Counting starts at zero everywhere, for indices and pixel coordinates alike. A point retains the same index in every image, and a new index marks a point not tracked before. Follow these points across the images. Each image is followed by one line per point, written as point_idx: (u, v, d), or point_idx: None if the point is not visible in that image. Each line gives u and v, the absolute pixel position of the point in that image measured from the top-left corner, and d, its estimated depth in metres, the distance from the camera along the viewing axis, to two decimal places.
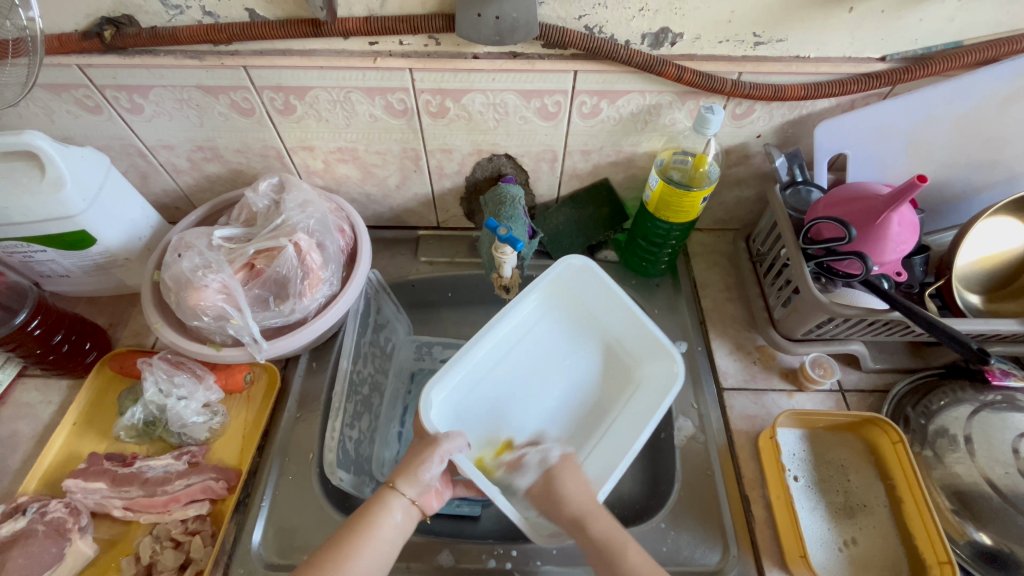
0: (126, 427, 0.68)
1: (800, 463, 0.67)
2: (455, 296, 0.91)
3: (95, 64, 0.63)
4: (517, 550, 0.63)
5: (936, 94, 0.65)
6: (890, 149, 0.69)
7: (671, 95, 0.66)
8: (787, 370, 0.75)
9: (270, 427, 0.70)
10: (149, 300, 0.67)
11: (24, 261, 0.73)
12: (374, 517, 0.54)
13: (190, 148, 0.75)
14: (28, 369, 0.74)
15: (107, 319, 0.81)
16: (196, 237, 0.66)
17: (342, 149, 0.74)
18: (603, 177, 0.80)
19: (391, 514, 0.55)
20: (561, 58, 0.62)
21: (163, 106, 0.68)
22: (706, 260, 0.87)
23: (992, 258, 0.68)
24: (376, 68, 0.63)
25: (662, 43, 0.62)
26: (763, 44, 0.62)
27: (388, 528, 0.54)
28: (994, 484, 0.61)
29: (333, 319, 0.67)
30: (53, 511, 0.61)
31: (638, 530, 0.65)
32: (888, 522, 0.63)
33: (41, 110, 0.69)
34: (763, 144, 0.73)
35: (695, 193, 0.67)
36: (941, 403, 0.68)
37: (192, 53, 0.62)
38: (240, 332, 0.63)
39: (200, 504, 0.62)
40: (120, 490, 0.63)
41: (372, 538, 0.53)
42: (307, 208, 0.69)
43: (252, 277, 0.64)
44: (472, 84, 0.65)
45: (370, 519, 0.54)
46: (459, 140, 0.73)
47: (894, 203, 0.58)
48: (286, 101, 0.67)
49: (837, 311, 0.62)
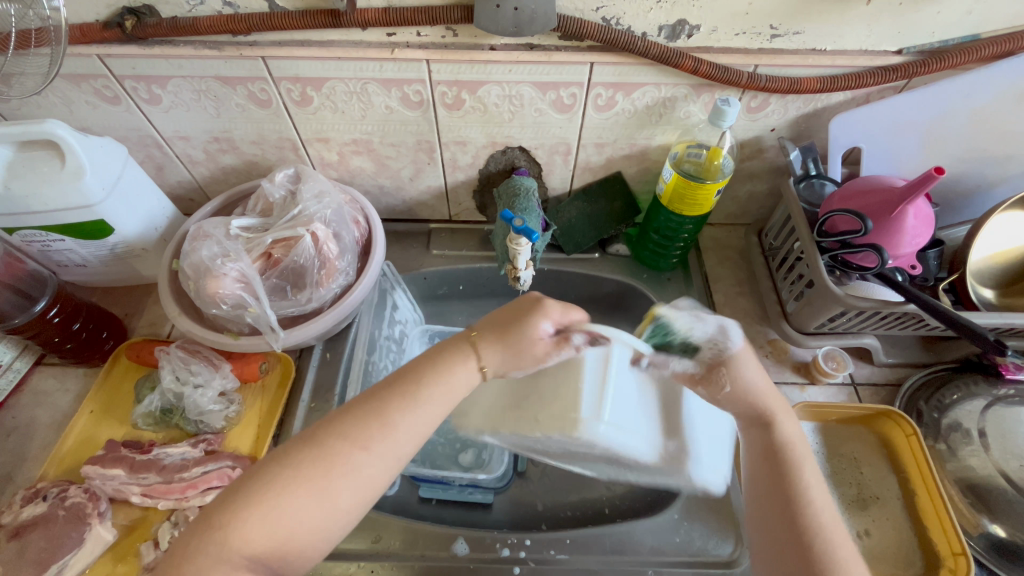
0: (143, 415, 0.69)
1: (814, 455, 0.68)
2: (466, 289, 0.91)
3: (114, 55, 0.63)
4: (531, 539, 0.64)
5: (953, 87, 0.64)
6: (906, 143, 0.70)
7: (686, 88, 0.66)
8: (799, 364, 0.75)
9: (286, 416, 0.71)
10: (166, 289, 0.68)
11: (42, 250, 0.73)
12: (397, 424, 0.48)
13: (206, 140, 0.75)
14: (46, 357, 0.75)
15: (122, 309, 0.81)
16: (213, 227, 0.66)
17: (356, 141, 0.75)
18: (616, 170, 0.80)
19: (397, 439, 0.48)
20: (578, 49, 0.63)
21: (182, 97, 0.69)
22: (718, 254, 0.88)
23: (1007, 253, 0.68)
24: (393, 59, 0.63)
25: (678, 35, 0.62)
26: (779, 36, 0.62)
27: (401, 443, 0.48)
28: (1009, 477, 0.61)
29: (349, 308, 0.68)
30: (73, 496, 0.61)
31: (650, 521, 0.65)
32: (901, 514, 0.63)
33: (60, 100, 0.69)
34: (777, 138, 0.73)
35: (710, 185, 0.67)
36: (954, 397, 0.68)
37: (211, 44, 0.63)
38: (258, 321, 0.64)
39: (217, 491, 0.63)
40: (138, 476, 0.64)
41: (389, 437, 0.48)
42: (323, 199, 0.69)
43: (269, 266, 0.65)
44: (488, 76, 0.65)
45: (383, 415, 0.48)
46: (473, 132, 0.73)
47: (910, 196, 0.58)
48: (303, 92, 0.68)
49: (851, 303, 0.62)
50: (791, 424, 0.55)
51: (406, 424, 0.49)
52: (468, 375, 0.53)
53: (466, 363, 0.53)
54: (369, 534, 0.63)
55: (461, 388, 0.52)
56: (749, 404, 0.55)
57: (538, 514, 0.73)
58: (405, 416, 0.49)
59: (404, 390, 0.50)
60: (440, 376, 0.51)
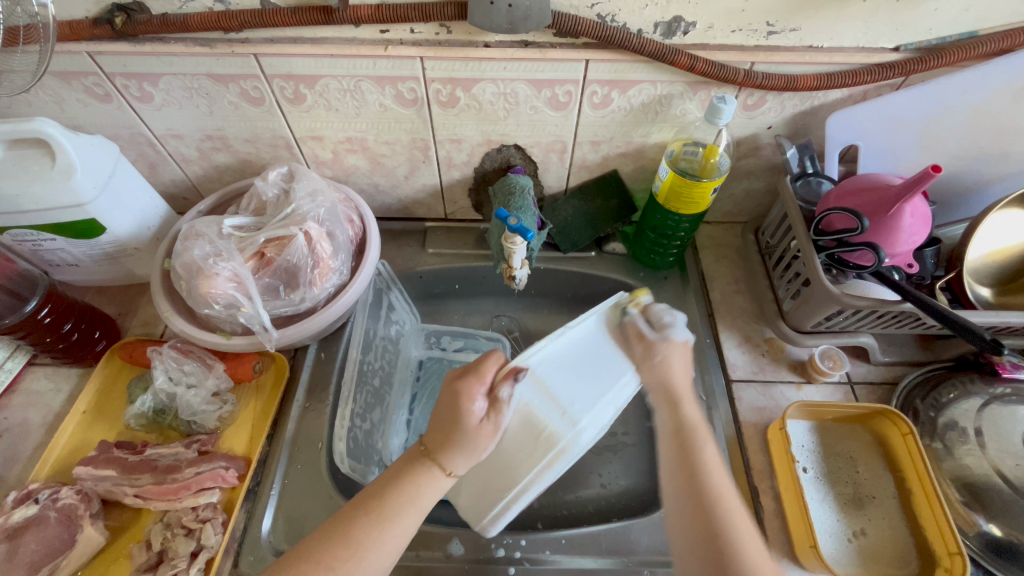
0: (136, 415, 0.68)
1: (809, 454, 0.67)
2: (462, 288, 0.90)
3: (105, 52, 0.63)
4: (526, 539, 0.63)
5: (950, 84, 0.64)
6: (903, 141, 0.69)
7: (682, 86, 0.66)
8: (796, 363, 0.75)
9: (280, 417, 0.70)
10: (158, 288, 0.67)
11: (33, 249, 0.73)
12: (363, 550, 0.47)
13: (199, 138, 0.75)
14: (38, 358, 0.74)
15: (116, 309, 0.81)
16: (206, 226, 0.65)
17: (351, 139, 0.74)
18: (613, 168, 0.80)
19: (366, 563, 0.47)
20: (573, 46, 0.62)
21: (173, 95, 0.68)
22: (715, 252, 0.87)
23: (1004, 251, 0.67)
24: (387, 57, 0.63)
25: (674, 32, 0.61)
26: (776, 33, 0.61)
27: (366, 571, 0.47)
28: (1005, 475, 0.61)
29: (342, 308, 0.68)
30: (65, 497, 0.61)
31: (647, 520, 0.64)
32: (896, 513, 0.63)
33: (51, 98, 0.69)
34: (774, 136, 0.73)
35: (706, 184, 0.67)
36: (950, 396, 0.68)
37: (202, 41, 0.62)
38: (251, 321, 0.63)
39: (210, 492, 0.62)
40: (130, 477, 0.63)
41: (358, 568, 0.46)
42: (316, 197, 0.69)
43: (262, 266, 0.64)
44: (483, 73, 0.65)
45: (349, 535, 0.48)
46: (468, 130, 0.73)
47: (906, 194, 0.58)
48: (296, 89, 0.67)
49: (848, 302, 0.62)
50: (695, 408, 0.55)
51: (378, 547, 0.48)
52: (433, 487, 0.52)
53: (431, 475, 0.52)
54: None
55: (431, 503, 0.52)
56: (659, 378, 0.56)
57: (534, 514, 0.73)
58: (373, 543, 0.48)
59: (367, 511, 0.49)
60: (404, 496, 0.51)
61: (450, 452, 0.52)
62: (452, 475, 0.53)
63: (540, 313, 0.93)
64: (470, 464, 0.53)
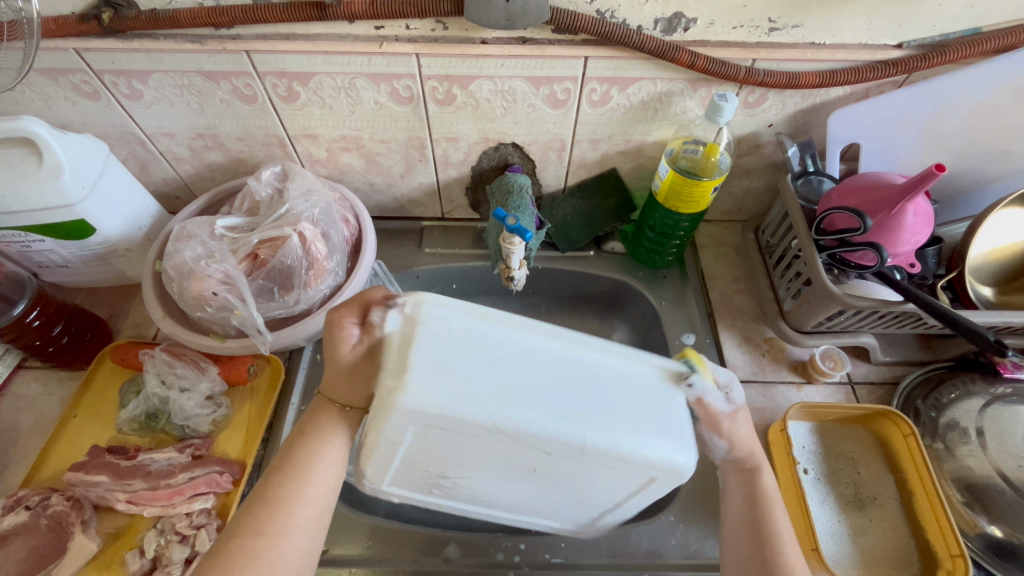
0: (128, 420, 0.67)
1: (811, 456, 0.67)
2: (460, 288, 0.89)
3: (93, 48, 0.61)
4: (525, 543, 0.63)
5: (953, 82, 0.63)
6: (905, 139, 0.68)
7: (683, 83, 0.65)
8: (796, 363, 0.74)
9: (275, 420, 0.69)
10: (151, 290, 0.66)
11: (21, 250, 0.71)
12: (293, 499, 0.48)
13: (190, 136, 0.73)
14: (28, 361, 0.73)
15: (107, 310, 0.79)
16: (198, 226, 0.64)
17: (346, 138, 0.73)
18: (612, 166, 0.79)
19: (304, 506, 0.48)
20: (571, 43, 0.61)
21: (163, 92, 0.67)
22: (715, 251, 0.86)
23: (1005, 250, 0.67)
24: (381, 53, 0.62)
25: (674, 29, 0.60)
26: (778, 29, 0.60)
27: (309, 512, 0.48)
28: (1007, 476, 0.61)
29: (338, 309, 0.67)
30: (55, 504, 0.60)
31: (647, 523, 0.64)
32: (897, 515, 0.62)
33: (38, 95, 0.67)
34: (775, 133, 0.72)
35: (707, 183, 0.66)
36: (951, 396, 0.67)
37: (192, 37, 0.60)
38: (244, 323, 0.62)
39: (205, 497, 0.61)
40: (122, 482, 0.62)
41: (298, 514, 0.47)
42: (310, 197, 0.67)
43: (256, 267, 0.63)
44: (480, 70, 0.63)
45: (278, 491, 0.48)
46: (465, 128, 0.71)
47: (909, 194, 0.57)
48: (289, 87, 0.66)
49: (849, 303, 0.61)
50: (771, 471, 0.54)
51: (307, 492, 0.49)
52: (339, 426, 0.52)
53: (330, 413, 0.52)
54: (361, 539, 0.63)
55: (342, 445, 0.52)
56: (743, 449, 0.54)
57: None
58: (301, 488, 0.48)
59: (291, 466, 0.49)
60: (318, 439, 0.51)
61: (341, 381, 0.51)
62: (348, 406, 0.52)
63: (538, 313, 0.92)
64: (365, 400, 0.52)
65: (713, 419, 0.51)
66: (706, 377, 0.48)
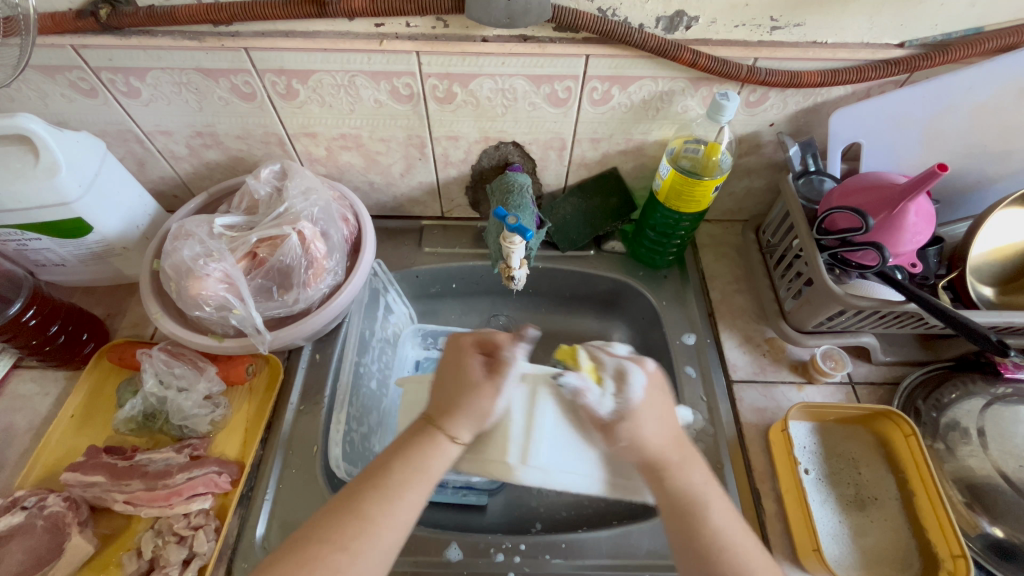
0: (125, 420, 0.67)
1: (812, 456, 0.67)
2: (459, 287, 0.89)
3: (89, 45, 0.61)
4: (526, 543, 0.62)
5: (954, 81, 0.63)
6: (906, 139, 0.68)
7: (684, 82, 0.65)
8: (797, 363, 0.74)
9: (274, 420, 0.69)
10: (148, 289, 0.65)
11: (18, 249, 0.71)
12: (375, 524, 0.46)
13: (188, 134, 0.73)
14: (24, 360, 0.73)
15: (104, 309, 0.79)
16: (196, 225, 0.64)
17: (345, 136, 0.73)
18: (612, 165, 0.79)
19: (383, 529, 0.46)
20: (573, 41, 0.60)
21: (161, 90, 0.66)
22: (715, 251, 0.86)
23: (1006, 250, 0.67)
24: (382, 51, 0.61)
25: (676, 28, 0.60)
26: (779, 28, 0.60)
27: (383, 539, 0.45)
28: (1007, 477, 0.61)
29: (337, 309, 0.66)
30: (52, 505, 0.59)
31: (647, 523, 0.63)
32: (898, 516, 0.62)
33: (34, 92, 0.67)
34: (776, 133, 0.72)
35: (708, 181, 0.66)
36: (952, 396, 0.67)
37: (190, 34, 0.60)
38: (243, 323, 0.62)
39: (203, 498, 0.60)
40: (119, 483, 0.61)
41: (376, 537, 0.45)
42: (310, 195, 0.67)
43: (254, 267, 0.63)
44: (480, 69, 0.63)
45: (362, 509, 0.46)
46: (465, 127, 0.71)
47: (911, 193, 0.57)
48: (288, 85, 0.65)
49: (851, 302, 0.61)
50: (691, 467, 0.51)
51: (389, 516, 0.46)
52: (441, 453, 0.51)
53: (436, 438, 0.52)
54: None
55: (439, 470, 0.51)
56: (655, 444, 0.52)
57: (532, 515, 0.73)
58: (385, 509, 0.47)
59: (374, 483, 0.48)
60: (411, 460, 0.50)
61: (456, 412, 0.53)
62: (455, 440, 0.52)
63: (538, 313, 0.92)
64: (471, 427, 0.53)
65: (595, 418, 0.55)
66: (589, 381, 0.54)
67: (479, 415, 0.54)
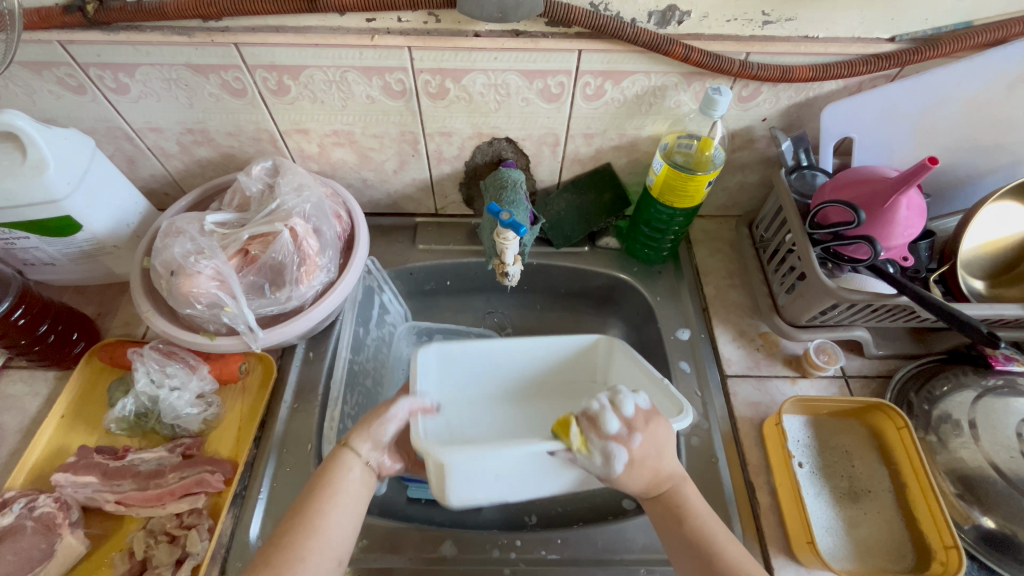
0: (117, 420, 0.66)
1: (805, 449, 0.67)
2: (454, 284, 0.89)
3: (77, 41, 0.60)
4: (521, 539, 0.62)
5: (944, 76, 0.63)
6: (897, 133, 0.69)
7: (676, 77, 0.65)
8: (790, 357, 0.74)
9: (267, 418, 0.68)
10: (138, 287, 0.65)
11: (7, 248, 0.70)
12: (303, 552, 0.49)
13: (179, 131, 0.72)
14: (14, 360, 0.72)
15: (95, 309, 0.78)
16: (187, 223, 0.63)
17: (338, 132, 0.72)
18: (606, 161, 0.78)
19: (318, 552, 0.49)
20: (565, 36, 0.60)
21: (151, 86, 0.66)
22: (709, 246, 0.86)
23: (997, 244, 0.67)
24: (373, 46, 0.61)
25: (668, 22, 0.60)
26: (771, 23, 0.60)
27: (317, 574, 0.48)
28: (998, 468, 0.60)
29: (330, 307, 0.66)
30: (42, 506, 0.59)
31: (642, 518, 0.64)
32: (893, 508, 0.63)
33: (21, 89, 0.66)
34: (768, 128, 0.72)
35: (701, 176, 0.66)
36: (944, 388, 0.68)
37: (179, 29, 0.59)
38: (235, 320, 0.61)
39: (194, 497, 0.60)
40: (111, 483, 0.61)
41: (313, 539, 0.49)
42: (302, 192, 0.67)
43: (246, 264, 0.62)
44: (473, 64, 0.63)
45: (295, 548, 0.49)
46: (458, 123, 0.71)
47: (903, 186, 0.57)
48: (280, 81, 0.65)
49: (843, 296, 0.61)
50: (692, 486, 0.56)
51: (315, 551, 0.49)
52: (351, 472, 0.54)
53: (337, 456, 0.55)
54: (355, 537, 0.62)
55: (353, 490, 0.53)
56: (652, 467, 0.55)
57: (525, 507, 0.73)
58: (312, 534, 0.50)
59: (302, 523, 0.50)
60: (327, 486, 0.53)
61: (357, 429, 0.56)
62: (355, 450, 0.55)
63: (533, 310, 0.92)
64: (375, 441, 0.56)
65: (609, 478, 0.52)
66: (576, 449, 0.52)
67: (383, 437, 0.56)
